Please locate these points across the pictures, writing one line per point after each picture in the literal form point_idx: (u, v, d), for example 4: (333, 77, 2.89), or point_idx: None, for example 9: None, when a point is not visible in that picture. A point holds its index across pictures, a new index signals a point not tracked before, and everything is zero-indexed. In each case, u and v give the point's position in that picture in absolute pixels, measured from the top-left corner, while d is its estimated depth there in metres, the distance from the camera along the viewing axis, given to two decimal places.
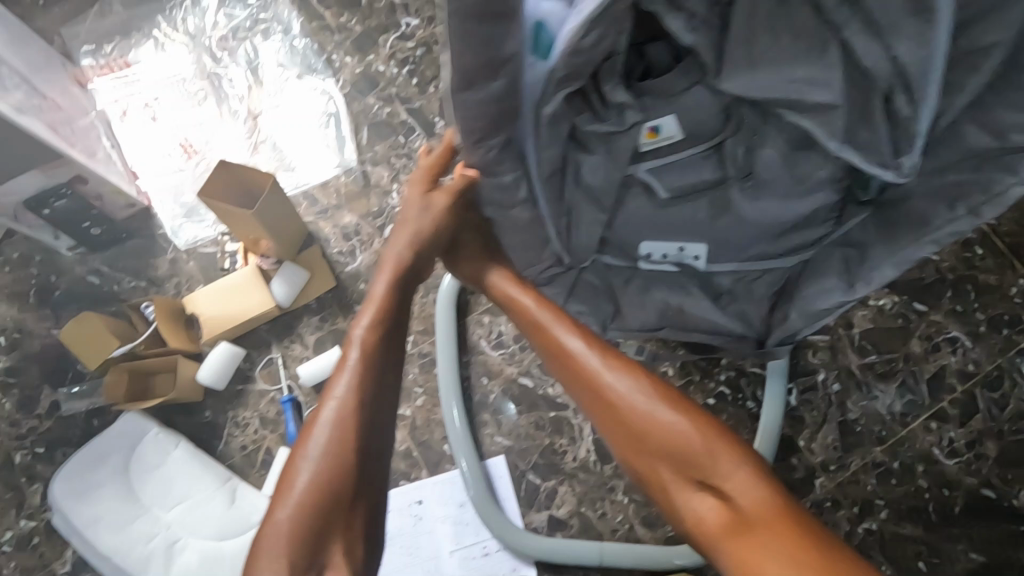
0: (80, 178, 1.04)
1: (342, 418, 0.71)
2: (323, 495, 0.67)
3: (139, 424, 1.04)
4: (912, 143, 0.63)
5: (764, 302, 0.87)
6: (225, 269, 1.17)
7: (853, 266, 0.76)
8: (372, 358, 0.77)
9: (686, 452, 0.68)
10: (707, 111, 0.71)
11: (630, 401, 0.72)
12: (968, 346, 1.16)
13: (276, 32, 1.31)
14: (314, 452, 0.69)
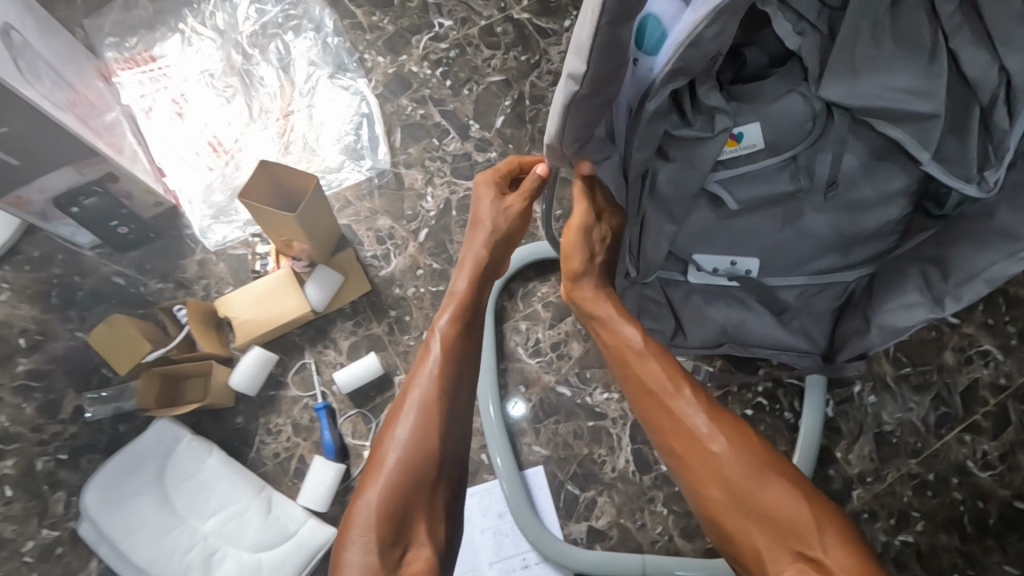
0: (111, 176, 1.01)
1: (428, 406, 0.73)
2: (411, 478, 0.69)
3: (172, 431, 1.01)
4: (997, 155, 0.67)
5: (823, 317, 0.89)
6: (256, 272, 1.15)
7: (936, 281, 0.74)
8: (453, 353, 0.78)
9: (785, 519, 0.65)
10: (796, 118, 0.74)
11: (726, 454, 0.70)
12: (1000, 358, 1.17)
13: (308, 30, 1.28)
14: (403, 434, 0.71)
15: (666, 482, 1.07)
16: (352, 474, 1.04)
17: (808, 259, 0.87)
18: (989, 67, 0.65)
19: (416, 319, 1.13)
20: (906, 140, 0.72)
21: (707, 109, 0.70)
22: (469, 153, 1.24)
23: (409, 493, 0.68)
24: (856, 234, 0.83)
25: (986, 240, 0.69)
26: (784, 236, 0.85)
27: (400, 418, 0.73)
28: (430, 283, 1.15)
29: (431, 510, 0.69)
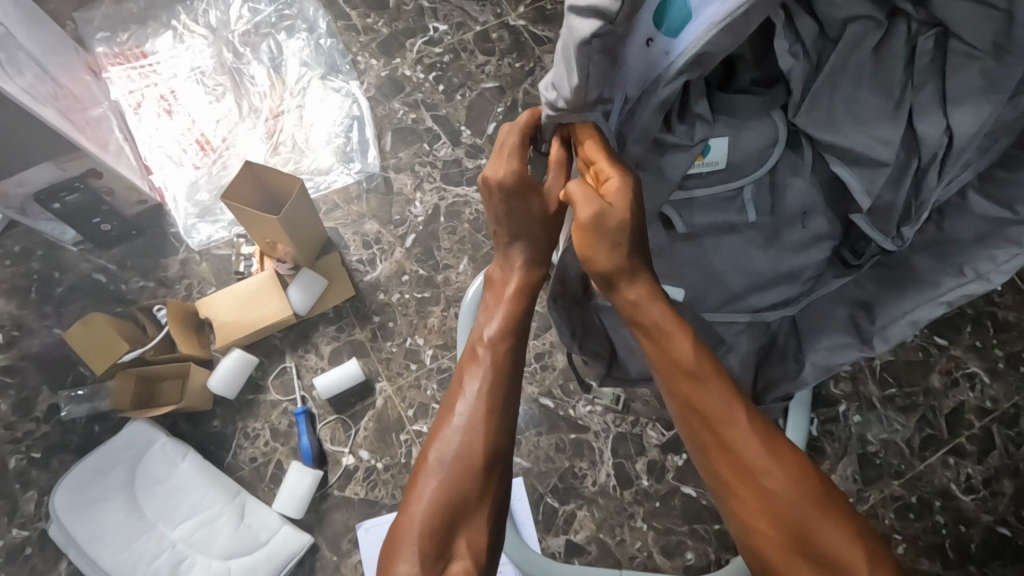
0: (93, 172, 0.99)
1: (473, 423, 0.66)
2: (449, 501, 0.63)
3: (146, 434, 0.99)
4: (919, 213, 0.67)
5: (748, 357, 0.81)
6: (239, 273, 1.11)
7: (865, 321, 0.69)
8: (502, 366, 0.70)
9: (842, 564, 0.55)
10: (758, 144, 0.73)
11: (786, 485, 0.57)
12: (987, 382, 1.16)
13: (301, 30, 1.27)
14: (446, 449, 0.65)
15: (646, 499, 1.06)
16: (329, 481, 1.03)
17: (744, 296, 0.81)
18: (940, 131, 0.64)
19: (401, 325, 1.12)
20: (851, 184, 0.71)
21: (690, 117, 0.68)
22: (460, 159, 1.23)
23: (450, 514, 0.62)
24: (791, 274, 0.81)
25: (912, 283, 0.67)
26: (727, 263, 0.81)
27: (440, 434, 0.66)
28: (415, 289, 1.14)
29: (474, 530, 0.63)
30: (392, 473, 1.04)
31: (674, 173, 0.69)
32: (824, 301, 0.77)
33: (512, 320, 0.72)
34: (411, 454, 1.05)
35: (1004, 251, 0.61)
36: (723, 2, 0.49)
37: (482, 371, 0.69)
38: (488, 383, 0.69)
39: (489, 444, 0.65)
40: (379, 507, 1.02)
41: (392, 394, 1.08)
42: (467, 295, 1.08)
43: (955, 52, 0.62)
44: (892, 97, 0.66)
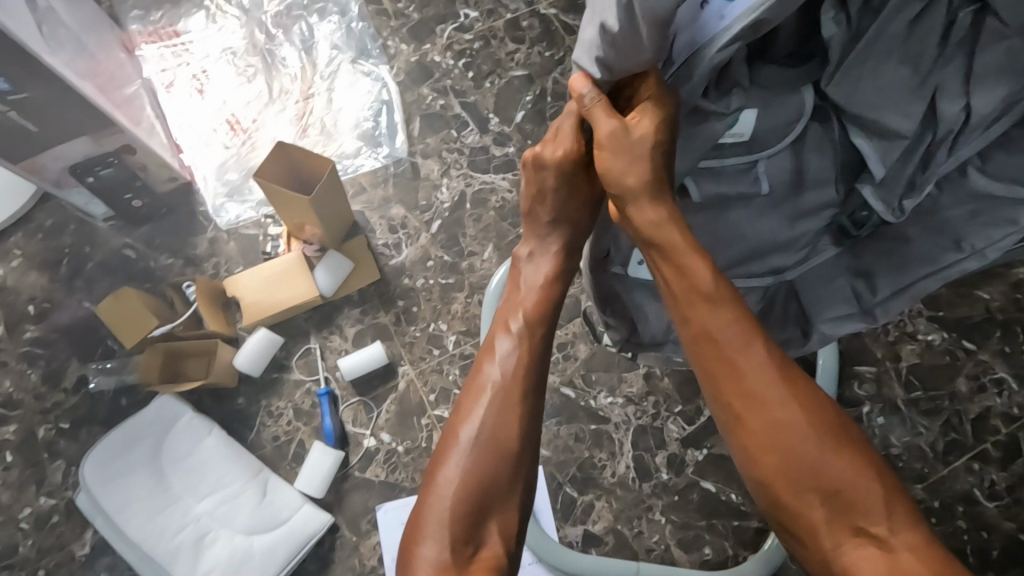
0: (128, 148, 1.01)
1: (502, 401, 0.67)
2: (481, 480, 0.63)
3: (173, 408, 1.00)
4: (922, 185, 0.65)
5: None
6: (266, 253, 1.14)
7: (865, 294, 0.71)
8: (531, 347, 0.71)
9: (850, 496, 0.55)
10: (783, 117, 0.70)
11: (796, 418, 0.57)
12: (1014, 389, 1.15)
13: (332, 13, 1.27)
14: (475, 427, 0.66)
15: (665, 492, 1.06)
16: (350, 461, 1.04)
17: (741, 261, 0.78)
18: (960, 107, 0.62)
19: (424, 311, 1.12)
20: (864, 151, 0.68)
21: (727, 84, 0.63)
22: (487, 146, 1.22)
23: (479, 493, 0.63)
24: (788, 243, 0.77)
25: (906, 259, 0.68)
26: (729, 233, 0.77)
27: (470, 413, 0.67)
28: (439, 275, 1.15)
29: (504, 511, 0.64)
30: (413, 456, 1.05)
31: (702, 142, 0.67)
32: (823, 274, 0.76)
33: (542, 299, 0.74)
34: (431, 438, 1.06)
35: (999, 230, 0.62)
36: None
37: (512, 347, 0.71)
38: (517, 356, 0.70)
39: (519, 416, 0.67)
40: (398, 489, 1.03)
41: (414, 378, 1.09)
42: (491, 282, 1.11)
43: (988, 30, 0.59)
44: (921, 73, 0.63)
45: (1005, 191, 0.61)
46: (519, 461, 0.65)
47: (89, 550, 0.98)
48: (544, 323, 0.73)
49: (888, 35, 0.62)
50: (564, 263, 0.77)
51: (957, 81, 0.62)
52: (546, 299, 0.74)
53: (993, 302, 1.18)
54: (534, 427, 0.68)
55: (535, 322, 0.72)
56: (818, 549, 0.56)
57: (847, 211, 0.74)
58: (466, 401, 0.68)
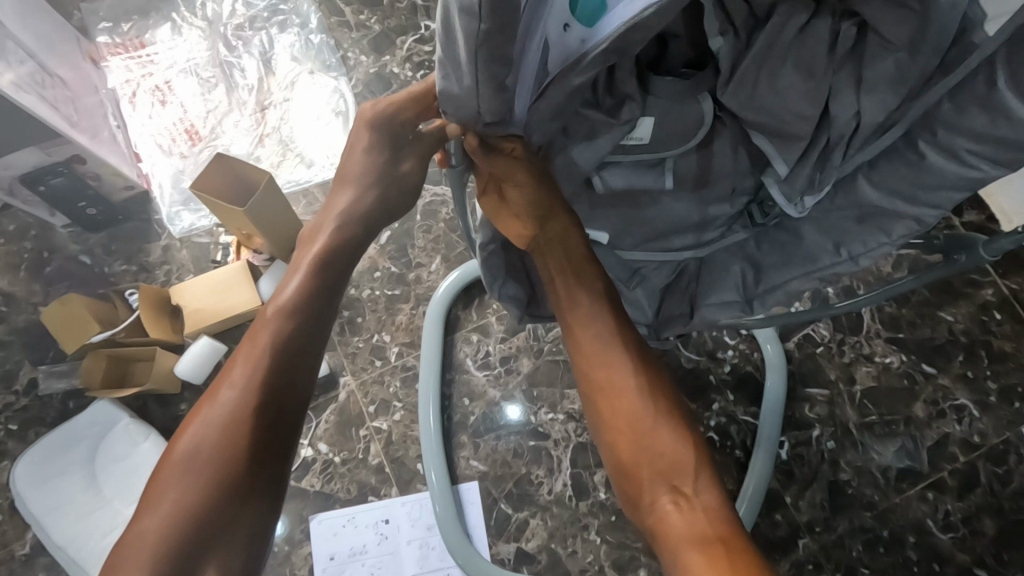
0: (78, 158, 1.04)
1: (237, 407, 0.66)
2: (201, 494, 0.61)
3: (112, 412, 1.02)
4: (822, 184, 0.63)
5: (653, 292, 0.81)
6: (216, 261, 1.16)
7: (750, 283, 0.74)
8: (277, 348, 0.69)
9: (668, 457, 0.63)
10: (689, 122, 0.64)
11: (628, 389, 0.65)
12: (975, 416, 1.10)
13: (293, 25, 1.29)
14: (202, 435, 0.64)
15: (602, 511, 1.04)
16: None
17: (653, 239, 0.76)
18: (852, 112, 0.58)
19: (368, 321, 1.13)
20: (765, 148, 0.64)
21: (619, 95, 0.62)
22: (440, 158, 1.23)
23: (192, 519, 0.61)
24: (699, 225, 0.74)
25: (793, 256, 0.70)
26: (636, 216, 0.74)
27: (195, 424, 0.65)
28: (386, 286, 1.15)
29: (222, 540, 0.61)
30: (348, 466, 1.06)
31: (585, 165, 0.65)
32: (724, 255, 0.76)
33: (294, 304, 0.71)
34: (369, 449, 1.07)
35: (874, 238, 0.64)
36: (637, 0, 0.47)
37: (251, 361, 0.68)
38: (258, 369, 0.67)
39: (246, 431, 0.65)
40: (333, 500, 1.04)
41: (355, 389, 1.10)
42: (438, 291, 1.12)
43: (878, 51, 0.55)
44: (815, 80, 0.58)
45: (886, 204, 0.62)
46: (249, 478, 0.64)
47: (29, 550, 1.00)
48: (303, 322, 0.71)
49: (777, 45, 0.58)
50: (334, 265, 0.74)
51: (852, 87, 0.58)
52: (305, 301, 0.72)
53: (956, 324, 1.14)
54: (268, 443, 0.66)
55: (283, 329, 0.70)
56: (641, 503, 0.63)
57: (758, 198, 0.71)
58: (196, 424, 0.65)
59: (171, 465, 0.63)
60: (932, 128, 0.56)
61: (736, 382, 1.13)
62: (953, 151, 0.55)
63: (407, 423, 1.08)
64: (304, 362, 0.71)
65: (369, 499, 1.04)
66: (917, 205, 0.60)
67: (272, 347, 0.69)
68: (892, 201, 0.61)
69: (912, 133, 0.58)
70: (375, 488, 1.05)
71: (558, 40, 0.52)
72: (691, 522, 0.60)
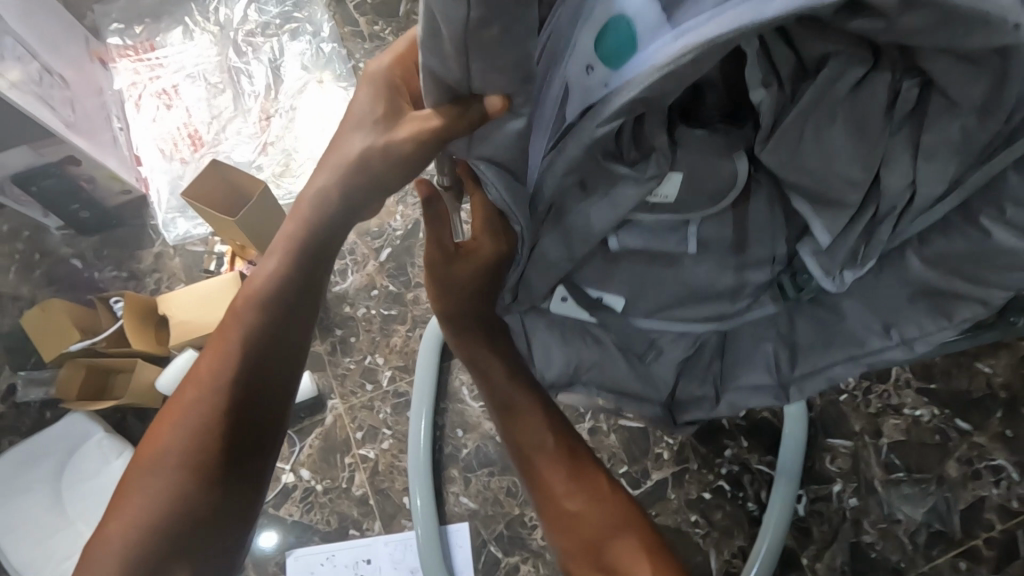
0: (72, 160, 0.99)
1: (206, 406, 0.61)
2: (178, 502, 0.58)
3: (84, 427, 0.95)
4: (865, 257, 0.59)
5: (670, 367, 0.76)
6: (208, 271, 1.12)
7: (785, 365, 0.69)
8: (239, 344, 0.62)
9: (595, 533, 0.72)
10: (717, 180, 0.60)
11: (563, 470, 0.75)
12: (1015, 479, 1.01)
13: (306, 32, 1.26)
14: (185, 426, 0.61)
15: None
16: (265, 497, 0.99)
17: (675, 305, 0.73)
18: (907, 182, 0.53)
19: (361, 342, 1.08)
20: (804, 213, 0.60)
21: (645, 148, 0.56)
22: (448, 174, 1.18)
23: (175, 515, 0.58)
24: (729, 292, 0.71)
25: (836, 336, 0.65)
26: (652, 278, 0.71)
27: (170, 414, 0.62)
28: (382, 305, 1.10)
29: (210, 532, 0.60)
30: (331, 496, 1.00)
31: (610, 209, 0.58)
32: (755, 331, 0.72)
33: (262, 307, 0.63)
34: (353, 479, 1.00)
35: (933, 320, 0.58)
36: (667, 43, 0.43)
37: (219, 357, 0.62)
38: (218, 384, 0.61)
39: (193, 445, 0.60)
40: (312, 532, 0.98)
41: (342, 413, 1.04)
42: (436, 315, 1.06)
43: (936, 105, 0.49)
44: (867, 142, 0.53)
45: (946, 284, 0.56)
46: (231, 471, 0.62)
47: None
48: (272, 321, 0.63)
49: (830, 99, 0.52)
50: (298, 262, 0.63)
51: (906, 156, 0.53)
52: (261, 296, 0.63)
53: (996, 377, 1.05)
54: (238, 447, 0.62)
55: (253, 325, 0.63)
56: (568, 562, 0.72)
57: (790, 271, 0.68)
58: (174, 415, 0.61)
59: (146, 460, 0.60)
60: (999, 203, 0.50)
61: (751, 428, 1.04)
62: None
63: (395, 453, 1.02)
64: (274, 365, 0.64)
65: (350, 535, 0.97)
66: (985, 287, 0.54)
67: (233, 335, 0.63)
68: (951, 280, 0.56)
69: (972, 204, 0.53)
70: (357, 522, 0.98)
71: (579, 82, 0.48)
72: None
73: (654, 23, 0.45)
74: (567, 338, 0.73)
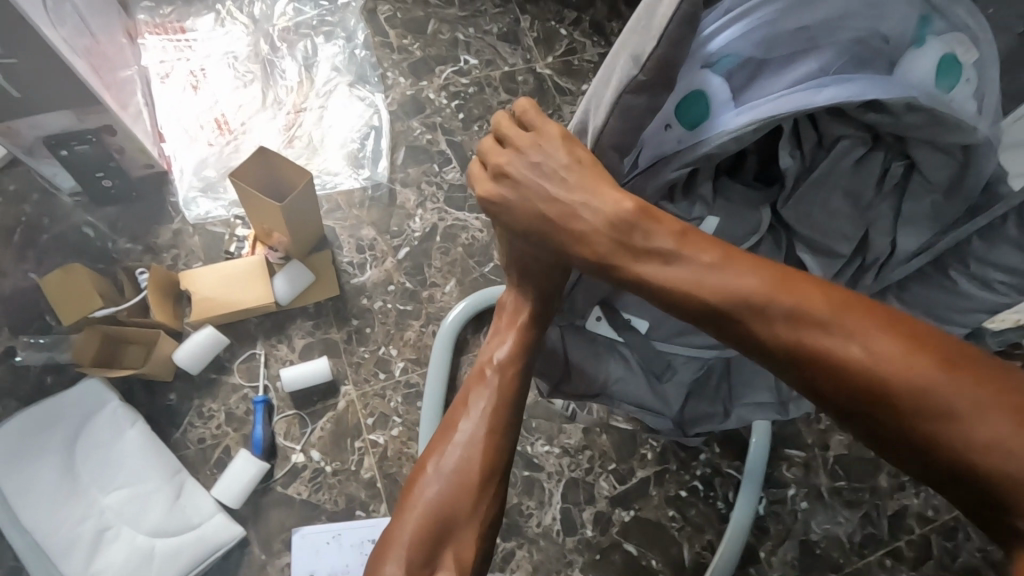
0: (109, 128, 1.01)
1: (480, 440, 0.69)
2: (435, 520, 0.64)
3: (100, 394, 0.98)
4: None
5: (682, 388, 0.87)
6: (229, 253, 1.14)
7: (784, 387, 0.82)
8: (514, 394, 0.74)
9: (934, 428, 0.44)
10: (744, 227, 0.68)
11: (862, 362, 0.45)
12: (932, 492, 1.20)
13: (339, 37, 1.32)
14: (453, 457, 0.68)
15: (587, 548, 1.07)
16: (274, 475, 1.02)
17: (689, 331, 0.82)
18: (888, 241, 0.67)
19: (377, 333, 1.13)
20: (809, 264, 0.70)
21: (694, 196, 0.66)
22: (465, 185, 1.26)
23: (436, 525, 0.64)
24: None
25: None
26: None
27: (440, 448, 0.69)
28: (398, 300, 1.15)
29: (461, 546, 0.64)
30: (339, 478, 1.04)
31: None
32: (757, 359, 0.84)
33: (508, 367, 0.75)
34: (362, 462, 1.05)
35: None
36: (740, 116, 0.52)
37: (497, 400, 0.72)
38: (492, 421, 0.71)
39: (476, 507, 0.65)
40: (320, 511, 1.02)
41: (355, 399, 1.08)
42: (447, 318, 1.12)
43: (916, 184, 0.64)
44: (861, 206, 0.67)
45: None
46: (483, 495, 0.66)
47: None
48: (521, 371, 0.75)
49: (837, 172, 0.65)
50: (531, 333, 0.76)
51: (889, 220, 0.67)
52: (524, 349, 0.76)
53: None
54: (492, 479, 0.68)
55: (507, 377, 0.74)
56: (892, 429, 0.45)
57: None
58: (440, 451, 0.69)
59: (421, 493, 0.66)
60: (966, 259, 0.66)
61: (723, 436, 1.18)
62: (985, 280, 0.65)
63: (405, 440, 1.07)
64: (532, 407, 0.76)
65: (357, 516, 1.02)
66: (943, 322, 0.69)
67: (501, 382, 0.74)
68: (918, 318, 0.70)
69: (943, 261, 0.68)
70: (364, 503, 1.03)
71: (657, 138, 0.58)
72: (610, 252, 0.53)
73: (727, 96, 0.53)
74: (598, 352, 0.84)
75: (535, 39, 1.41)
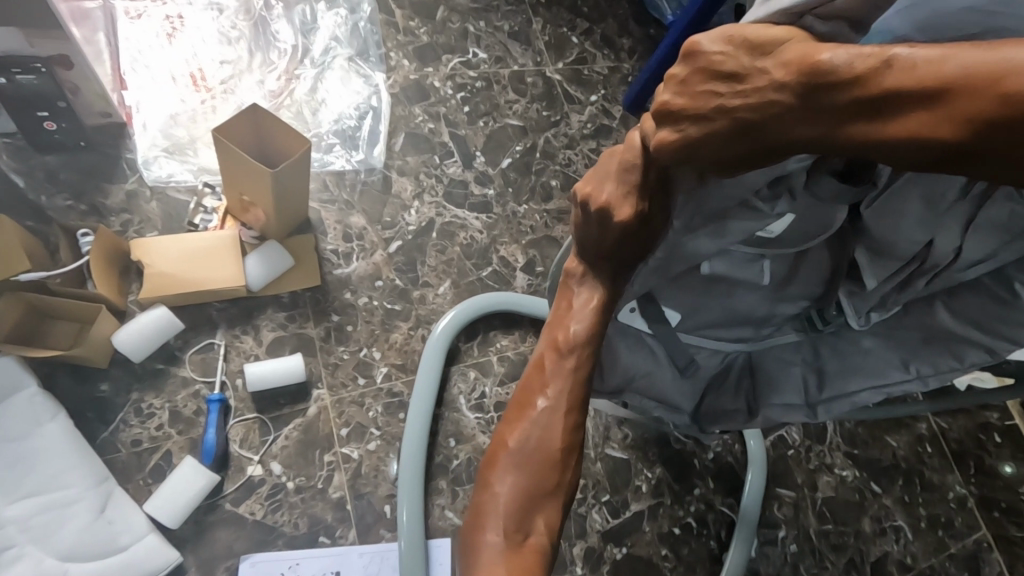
0: (64, 60, 0.86)
1: (557, 410, 0.58)
2: (522, 494, 0.55)
3: (15, 377, 0.82)
4: (893, 304, 0.63)
5: (700, 382, 0.81)
6: (191, 225, 0.98)
7: (812, 387, 0.73)
8: (587, 359, 0.60)
9: None
10: (821, 226, 0.59)
11: None
12: (909, 539, 1.18)
13: (341, 6, 1.20)
14: (533, 430, 0.58)
15: None
16: (224, 489, 0.86)
17: (716, 324, 0.76)
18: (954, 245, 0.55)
19: (360, 332, 0.99)
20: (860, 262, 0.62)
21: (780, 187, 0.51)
22: (467, 182, 1.15)
23: (525, 504, 0.55)
24: (761, 320, 0.75)
25: (856, 366, 0.69)
26: (712, 303, 0.72)
27: (515, 419, 0.59)
28: (386, 298, 1.03)
29: (550, 517, 0.56)
30: (302, 497, 0.89)
31: (733, 232, 0.54)
32: (779, 357, 0.76)
33: (581, 337, 0.59)
34: (330, 480, 0.90)
35: (945, 361, 0.62)
36: None
37: (574, 368, 0.59)
38: (569, 392, 0.59)
39: (562, 481, 0.57)
40: (276, 535, 0.86)
41: (328, 406, 0.94)
42: (436, 328, 1.00)
43: None
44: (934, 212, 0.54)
45: (962, 331, 0.60)
46: (569, 463, 0.58)
47: None
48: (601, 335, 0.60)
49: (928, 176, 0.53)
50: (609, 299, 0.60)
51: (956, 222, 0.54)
52: (602, 312, 0.60)
53: (899, 450, 1.24)
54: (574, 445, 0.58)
55: (584, 343, 0.59)
56: None
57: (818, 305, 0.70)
58: (516, 422, 0.58)
59: (502, 463, 0.57)
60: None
61: (716, 470, 1.11)
62: None
63: (382, 456, 0.93)
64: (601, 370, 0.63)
65: (320, 543, 0.87)
66: (992, 343, 0.58)
67: (578, 350, 0.59)
68: (967, 336, 0.60)
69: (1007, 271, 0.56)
70: (329, 528, 0.88)
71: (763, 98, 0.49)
72: (809, 131, 0.38)
73: None
74: (626, 345, 0.74)
75: (546, 42, 1.30)
